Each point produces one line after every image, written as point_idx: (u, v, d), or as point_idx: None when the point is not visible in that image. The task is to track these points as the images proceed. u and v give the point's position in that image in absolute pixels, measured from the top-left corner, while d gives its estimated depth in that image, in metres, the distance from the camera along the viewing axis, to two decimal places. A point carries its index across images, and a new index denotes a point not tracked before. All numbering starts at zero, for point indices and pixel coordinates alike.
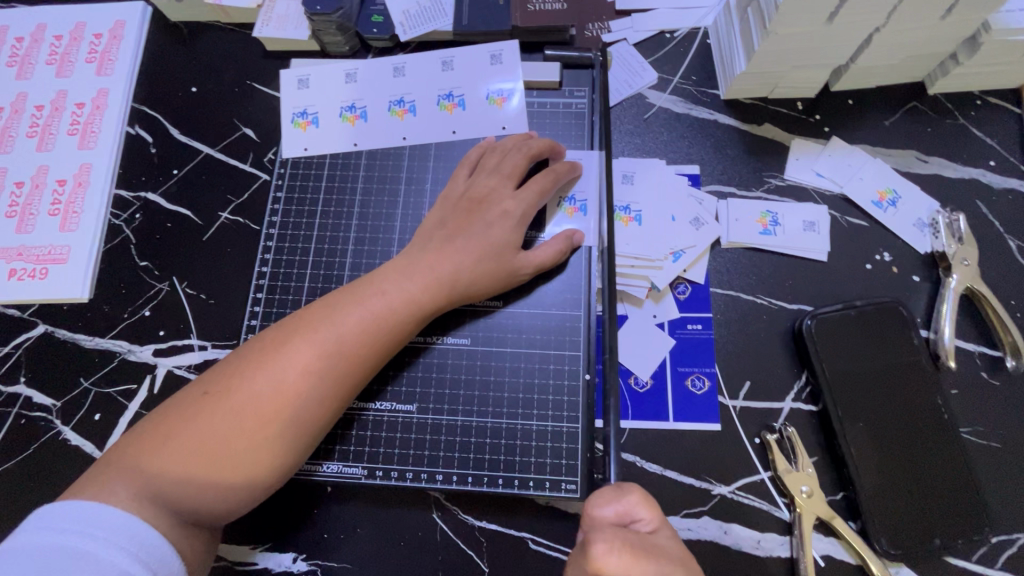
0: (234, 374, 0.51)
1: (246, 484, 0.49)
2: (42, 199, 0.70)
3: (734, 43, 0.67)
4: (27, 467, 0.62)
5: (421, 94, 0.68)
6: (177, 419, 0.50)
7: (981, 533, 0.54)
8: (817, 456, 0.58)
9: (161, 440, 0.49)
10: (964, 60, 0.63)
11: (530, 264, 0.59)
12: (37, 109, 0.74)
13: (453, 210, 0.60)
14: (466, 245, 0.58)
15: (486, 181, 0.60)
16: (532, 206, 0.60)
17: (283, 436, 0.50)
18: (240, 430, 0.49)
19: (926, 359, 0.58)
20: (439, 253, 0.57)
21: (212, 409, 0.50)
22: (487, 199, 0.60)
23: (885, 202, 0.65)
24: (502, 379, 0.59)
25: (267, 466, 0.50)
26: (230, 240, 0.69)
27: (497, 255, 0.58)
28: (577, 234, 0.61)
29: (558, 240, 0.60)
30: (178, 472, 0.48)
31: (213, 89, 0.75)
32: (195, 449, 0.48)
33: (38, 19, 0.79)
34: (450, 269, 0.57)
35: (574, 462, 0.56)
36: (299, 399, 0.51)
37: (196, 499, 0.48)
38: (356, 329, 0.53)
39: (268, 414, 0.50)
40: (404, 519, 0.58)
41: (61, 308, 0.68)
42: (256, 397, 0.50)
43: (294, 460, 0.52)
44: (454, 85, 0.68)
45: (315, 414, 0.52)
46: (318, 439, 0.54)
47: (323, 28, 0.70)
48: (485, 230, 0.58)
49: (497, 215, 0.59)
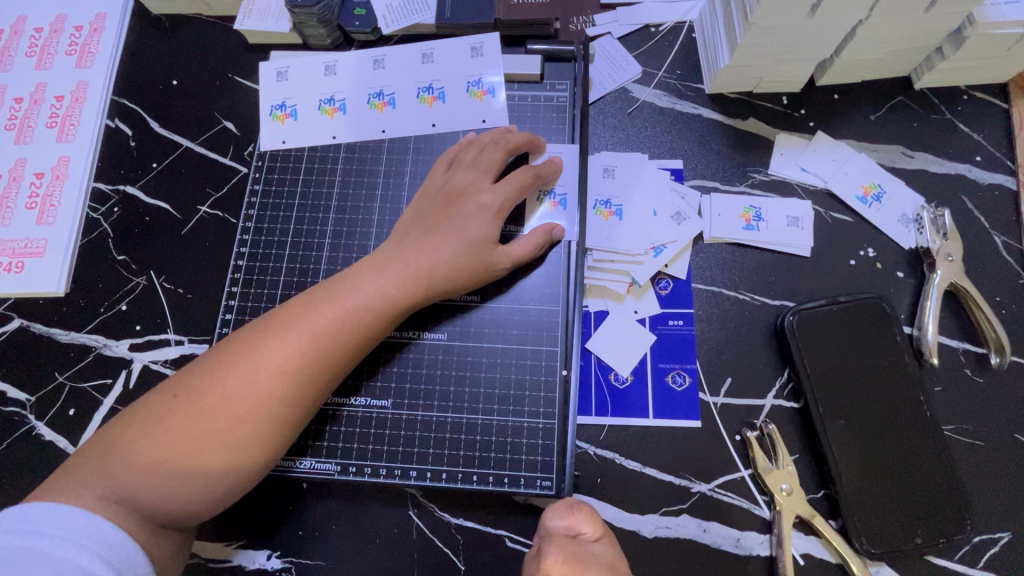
0: (205, 373, 0.51)
1: (218, 484, 0.49)
2: (19, 192, 0.70)
3: (718, 36, 0.66)
4: (0, 462, 0.62)
5: (401, 87, 0.67)
6: (148, 419, 0.49)
7: (962, 532, 0.54)
8: (798, 453, 0.57)
9: (130, 439, 0.48)
10: (949, 54, 0.62)
11: (508, 259, 0.58)
12: (16, 102, 0.73)
13: (431, 205, 0.59)
14: (443, 241, 0.57)
15: (464, 176, 0.60)
16: (511, 199, 0.59)
17: (255, 436, 0.49)
18: (212, 430, 0.48)
19: (909, 356, 0.58)
20: (416, 248, 0.57)
21: (183, 407, 0.49)
22: (465, 193, 0.59)
23: (869, 198, 0.64)
24: (479, 375, 0.58)
25: (239, 466, 0.49)
26: (209, 234, 0.68)
27: (475, 249, 0.57)
28: (557, 228, 0.60)
29: (536, 234, 0.59)
30: (147, 472, 0.47)
31: (194, 82, 0.75)
32: (165, 447, 0.48)
33: (18, 11, 0.78)
34: (427, 265, 0.56)
35: (550, 459, 0.56)
36: (272, 398, 0.50)
37: (167, 501, 0.47)
38: (331, 327, 0.52)
39: (240, 414, 0.49)
40: (379, 516, 0.57)
41: (36, 302, 0.67)
42: (228, 396, 0.49)
43: (268, 460, 0.51)
44: (434, 78, 0.67)
45: (289, 412, 0.51)
46: (293, 438, 0.53)
47: (304, 20, 0.70)
48: (462, 224, 0.57)
49: (475, 209, 0.58)
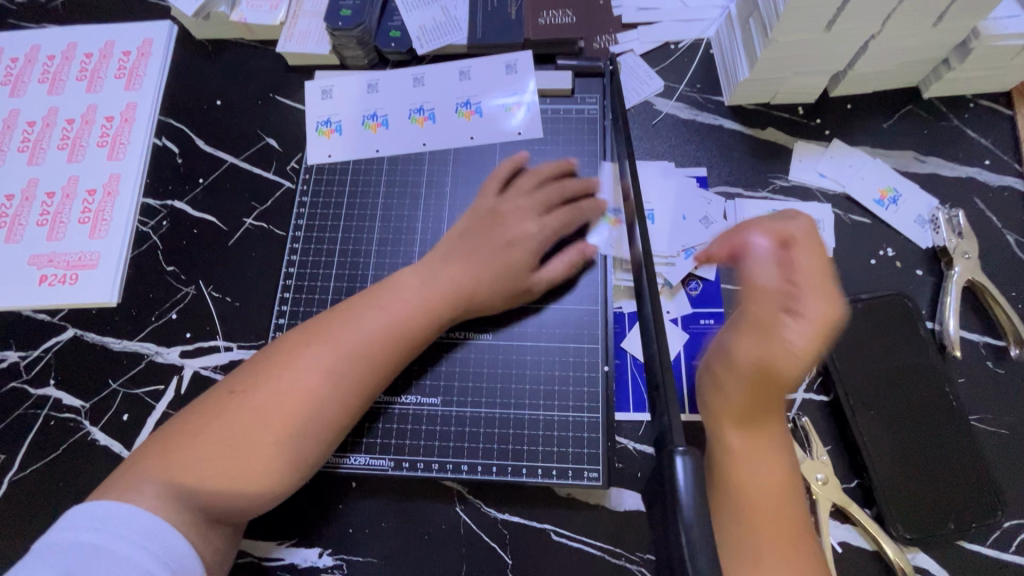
0: (257, 373, 0.53)
1: (264, 481, 0.50)
2: (72, 208, 0.73)
3: (736, 51, 0.70)
4: (57, 467, 0.64)
5: (440, 102, 0.71)
6: (203, 418, 0.51)
7: (994, 517, 0.56)
8: (830, 445, 0.59)
9: (187, 437, 0.50)
10: (956, 64, 0.66)
11: (545, 280, 0.61)
12: (68, 123, 0.77)
13: (475, 223, 0.62)
14: (482, 264, 0.59)
15: (514, 201, 0.63)
16: (550, 237, 0.62)
17: (301, 433, 0.51)
18: (261, 427, 0.50)
19: (933, 348, 0.60)
20: (458, 263, 0.59)
21: (236, 406, 0.51)
22: (512, 216, 0.62)
23: (886, 201, 0.68)
24: (524, 372, 0.61)
25: (285, 463, 0.51)
26: (255, 244, 0.71)
27: (514, 275, 0.60)
28: (591, 248, 0.63)
29: (571, 253, 0.62)
30: (201, 466, 0.49)
31: (237, 102, 0.78)
32: (220, 445, 0.50)
33: (68, 38, 0.82)
34: (468, 279, 0.58)
35: (596, 451, 0.58)
36: (318, 396, 0.52)
37: (217, 495, 0.49)
38: (376, 331, 0.55)
39: (289, 411, 0.51)
40: (428, 512, 0.59)
41: (89, 313, 0.70)
42: (278, 394, 0.51)
43: (316, 460, 0.53)
44: (472, 94, 0.71)
45: (333, 413, 0.53)
46: (336, 440, 0.55)
47: (344, 42, 0.74)
48: (501, 253, 0.60)
49: (515, 236, 0.61)
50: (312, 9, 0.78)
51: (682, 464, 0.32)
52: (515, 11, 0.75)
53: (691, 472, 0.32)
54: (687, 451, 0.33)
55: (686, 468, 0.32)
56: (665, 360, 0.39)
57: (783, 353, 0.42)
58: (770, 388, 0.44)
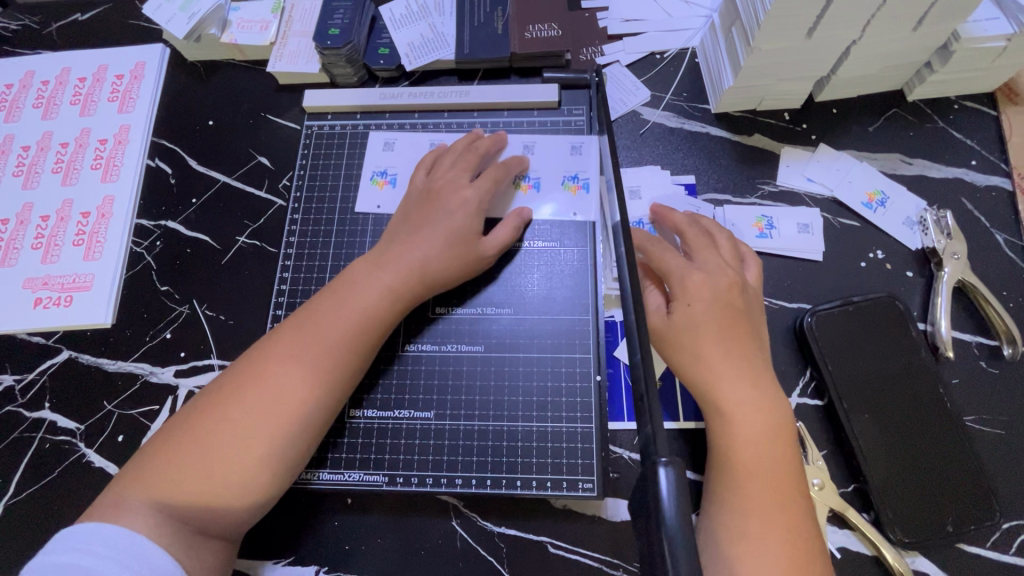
0: (227, 378, 0.54)
1: (248, 482, 0.50)
2: (66, 230, 0.74)
3: (721, 59, 0.71)
4: (51, 490, 0.64)
5: (546, 172, 0.68)
6: (182, 430, 0.52)
7: (992, 518, 0.55)
8: (826, 449, 0.59)
9: (165, 451, 0.51)
10: (938, 67, 0.67)
11: (493, 246, 0.62)
12: (62, 147, 0.78)
13: (414, 205, 0.63)
14: (430, 236, 0.60)
15: (442, 176, 0.64)
16: (487, 194, 0.63)
17: (270, 429, 0.52)
18: (230, 424, 0.51)
19: (925, 350, 0.60)
20: (408, 243, 0.60)
21: (212, 414, 0.52)
22: (443, 190, 0.63)
23: (874, 203, 0.68)
24: (517, 384, 0.61)
25: (256, 460, 0.51)
26: (248, 262, 0.72)
27: (460, 241, 0.60)
28: (526, 210, 0.65)
29: (509, 222, 0.63)
30: (175, 471, 0.49)
31: (229, 122, 0.79)
32: (198, 454, 0.50)
33: (63, 63, 0.84)
34: (418, 259, 0.59)
35: (591, 462, 0.58)
36: (283, 392, 0.53)
37: (194, 500, 0.49)
38: (333, 322, 0.55)
39: (255, 408, 0.52)
40: (424, 527, 0.58)
41: (84, 334, 0.70)
42: (244, 393, 0.52)
43: (296, 458, 0.54)
44: (530, 169, 0.68)
45: (298, 406, 0.53)
46: (310, 439, 0.54)
47: (334, 61, 0.75)
48: (445, 219, 0.61)
49: (456, 205, 0.61)
50: (302, 29, 0.79)
51: (666, 476, 0.34)
52: (501, 25, 0.76)
53: (673, 484, 0.34)
54: (669, 462, 0.34)
55: (669, 480, 0.34)
56: (649, 370, 0.39)
57: (713, 270, 0.58)
58: (728, 316, 0.56)
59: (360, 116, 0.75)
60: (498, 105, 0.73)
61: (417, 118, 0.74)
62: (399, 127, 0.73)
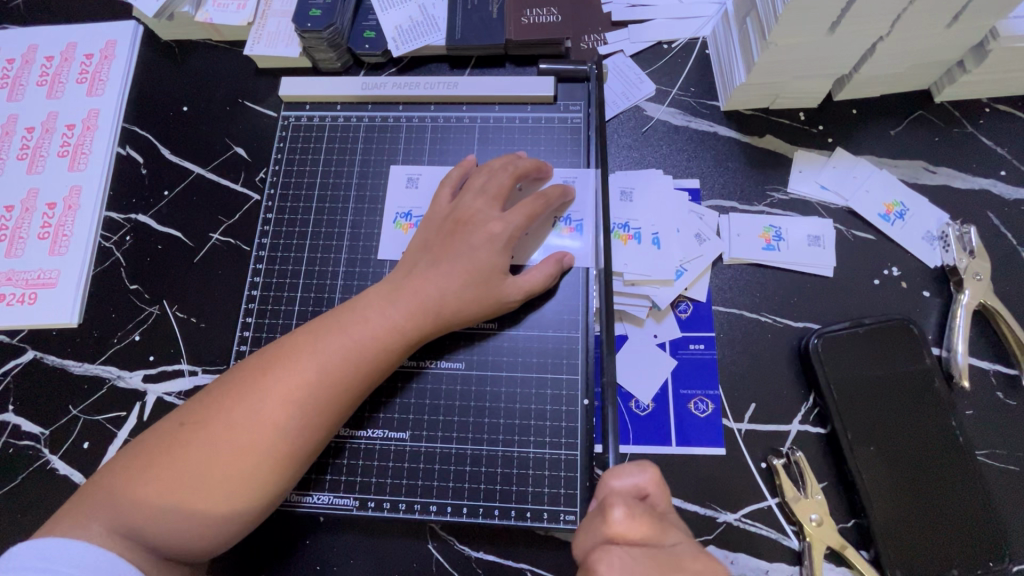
0: (213, 405, 0.50)
1: (215, 518, 0.47)
2: (31, 223, 0.69)
3: (733, 53, 0.65)
4: (15, 497, 0.61)
5: (587, 211, 0.61)
6: (153, 450, 0.48)
7: (1000, 563, 0.52)
8: (826, 481, 0.56)
9: (133, 472, 0.47)
10: (971, 68, 0.61)
11: (520, 289, 0.56)
12: (28, 131, 0.73)
13: (437, 231, 0.58)
14: (451, 271, 0.55)
15: (472, 203, 0.58)
16: (520, 229, 0.57)
17: (259, 467, 0.48)
18: (218, 461, 0.47)
19: (938, 378, 0.56)
20: (426, 276, 0.55)
21: (187, 438, 0.48)
22: (472, 220, 0.57)
23: (892, 215, 0.63)
24: (499, 405, 0.57)
25: (243, 500, 0.48)
26: (221, 262, 0.68)
27: (484, 280, 0.55)
28: (568, 256, 0.59)
29: (547, 263, 0.57)
30: (151, 504, 0.46)
31: (204, 108, 0.74)
32: (168, 480, 0.47)
33: (29, 40, 0.78)
34: (435, 295, 0.54)
35: (574, 491, 0.54)
36: (278, 430, 0.49)
37: (167, 533, 0.46)
38: (339, 359, 0.51)
39: (246, 446, 0.48)
40: (398, 549, 0.56)
41: (50, 334, 0.67)
42: (234, 427, 0.48)
43: (273, 498, 0.50)
44: (573, 208, 0.61)
45: (292, 444, 0.49)
46: (299, 472, 0.52)
47: (315, 44, 0.69)
48: (469, 255, 0.56)
49: (483, 238, 0.56)
50: (282, 8, 0.73)
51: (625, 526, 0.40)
52: (496, 9, 0.70)
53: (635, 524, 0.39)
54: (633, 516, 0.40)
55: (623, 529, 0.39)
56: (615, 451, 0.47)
57: None
58: None
59: (341, 107, 0.69)
60: (490, 99, 0.67)
61: (402, 110, 0.68)
62: (382, 120, 0.68)
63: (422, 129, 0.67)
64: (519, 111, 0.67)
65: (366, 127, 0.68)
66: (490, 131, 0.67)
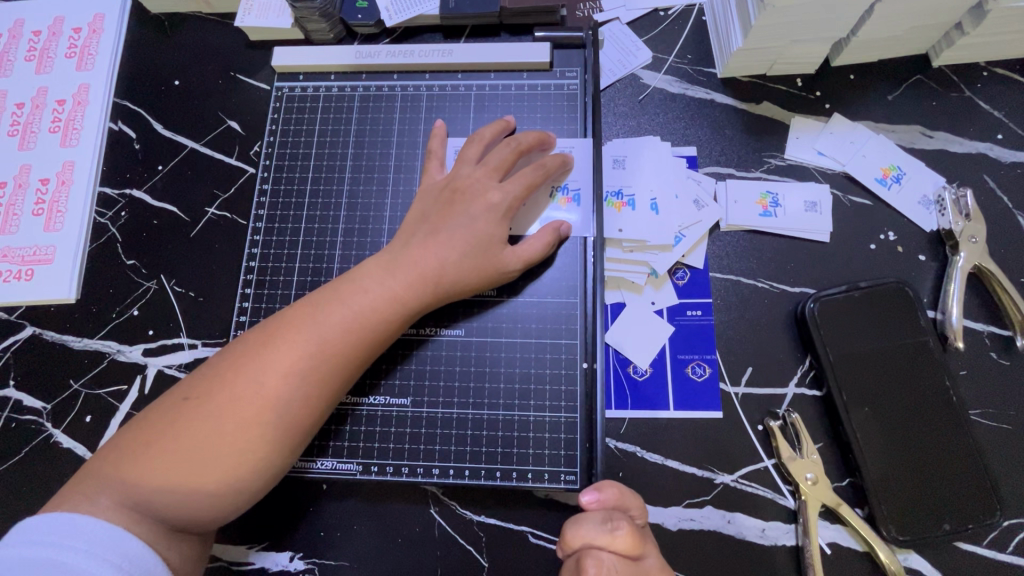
0: (215, 378, 0.50)
1: (222, 487, 0.48)
2: (25, 199, 0.69)
3: (730, 18, 0.64)
4: (20, 470, 0.62)
5: (587, 182, 0.61)
6: (158, 424, 0.49)
7: (993, 517, 0.53)
8: (822, 442, 0.57)
9: (139, 445, 0.48)
10: (969, 29, 0.60)
11: (519, 258, 0.56)
12: (18, 107, 0.73)
13: (435, 201, 0.58)
14: (449, 241, 0.55)
15: (469, 173, 0.58)
16: (518, 199, 0.57)
17: (262, 436, 0.49)
18: (222, 431, 0.48)
19: (934, 339, 0.57)
20: (424, 247, 0.55)
21: (191, 411, 0.49)
22: (469, 188, 0.57)
23: (888, 179, 0.63)
24: (499, 371, 0.58)
25: (249, 470, 0.48)
26: (218, 235, 0.68)
27: (484, 249, 0.55)
28: (565, 225, 0.58)
29: (544, 232, 0.57)
30: (157, 474, 0.47)
31: (195, 82, 0.73)
32: (175, 451, 0.47)
33: (15, 14, 0.77)
34: (433, 265, 0.54)
35: (574, 453, 0.55)
36: (279, 400, 0.49)
37: (173, 502, 0.47)
38: (338, 329, 0.51)
39: (250, 416, 0.48)
40: (401, 514, 0.57)
41: (48, 310, 0.67)
42: (236, 397, 0.49)
43: (280, 466, 0.51)
44: (570, 177, 0.61)
45: (294, 415, 0.50)
46: (302, 441, 0.52)
47: (306, 15, 0.68)
48: (467, 223, 0.56)
49: (481, 208, 0.56)
50: None
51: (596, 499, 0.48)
52: None
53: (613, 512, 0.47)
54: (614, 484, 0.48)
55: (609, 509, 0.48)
56: None
57: None
58: None
59: (335, 77, 0.69)
60: (485, 66, 0.67)
61: (396, 79, 0.68)
62: (377, 90, 0.68)
63: (417, 98, 0.67)
64: (515, 79, 0.66)
65: (361, 98, 0.67)
66: (486, 99, 0.66)
